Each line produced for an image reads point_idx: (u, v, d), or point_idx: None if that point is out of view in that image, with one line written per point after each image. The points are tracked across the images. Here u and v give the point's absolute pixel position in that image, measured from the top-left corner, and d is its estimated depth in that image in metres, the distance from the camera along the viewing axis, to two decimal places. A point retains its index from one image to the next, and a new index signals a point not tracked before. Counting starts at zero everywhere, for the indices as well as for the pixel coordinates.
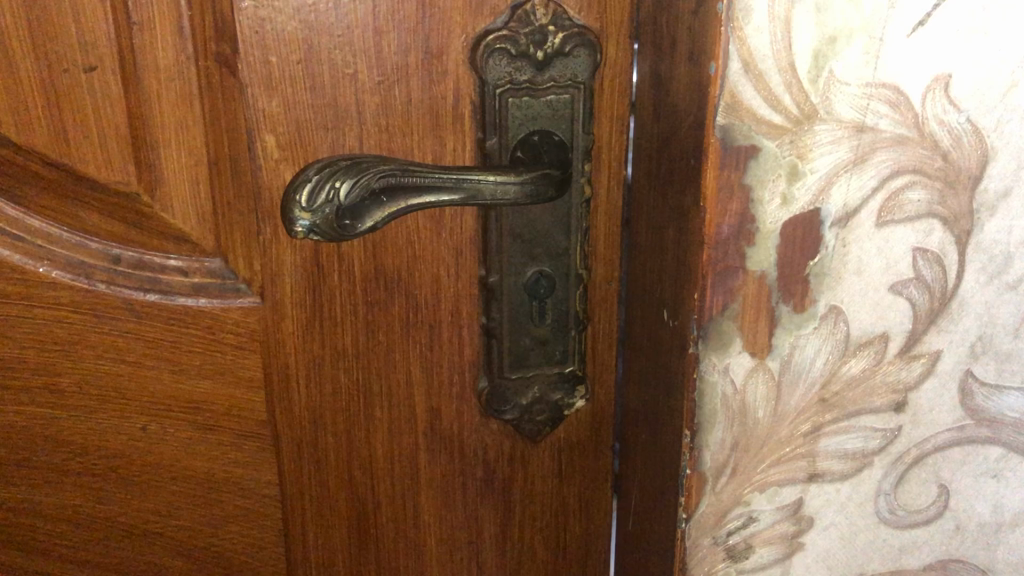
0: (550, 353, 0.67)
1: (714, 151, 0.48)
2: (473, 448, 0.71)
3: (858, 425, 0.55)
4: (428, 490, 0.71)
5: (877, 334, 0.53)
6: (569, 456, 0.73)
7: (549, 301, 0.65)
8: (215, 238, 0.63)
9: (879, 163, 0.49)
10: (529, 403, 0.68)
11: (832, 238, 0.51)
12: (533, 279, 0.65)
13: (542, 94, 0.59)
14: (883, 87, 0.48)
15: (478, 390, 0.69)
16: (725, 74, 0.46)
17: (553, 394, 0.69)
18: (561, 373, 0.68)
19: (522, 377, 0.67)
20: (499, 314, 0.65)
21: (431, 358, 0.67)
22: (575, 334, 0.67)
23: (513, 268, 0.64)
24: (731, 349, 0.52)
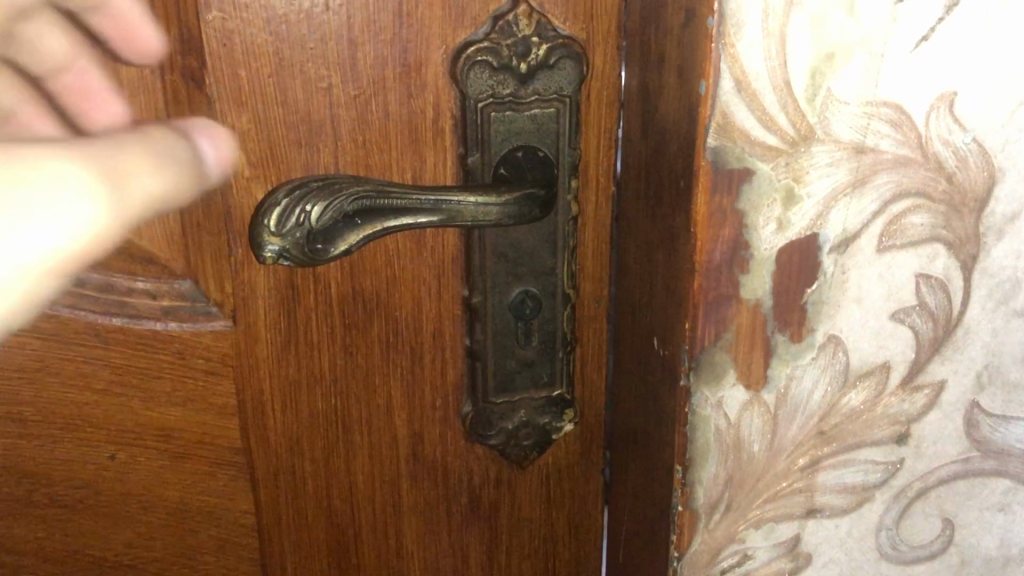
0: (536, 376, 0.64)
1: (705, 174, 0.45)
2: (458, 475, 0.68)
3: (858, 459, 0.53)
4: (411, 516, 0.68)
5: (878, 365, 0.51)
6: (557, 479, 0.70)
7: (535, 322, 0.62)
8: (185, 259, 0.59)
9: (881, 185, 0.47)
10: (515, 428, 0.65)
11: (831, 265, 0.48)
12: (518, 300, 0.62)
13: (525, 108, 0.55)
14: (884, 106, 0.45)
15: (461, 415, 0.66)
16: (716, 93, 0.44)
17: (540, 417, 0.66)
18: (549, 396, 0.65)
19: (508, 401, 0.64)
20: (482, 336, 0.62)
21: (413, 383, 0.64)
22: (563, 355, 0.64)
23: (497, 288, 0.61)
24: (724, 382, 0.49)
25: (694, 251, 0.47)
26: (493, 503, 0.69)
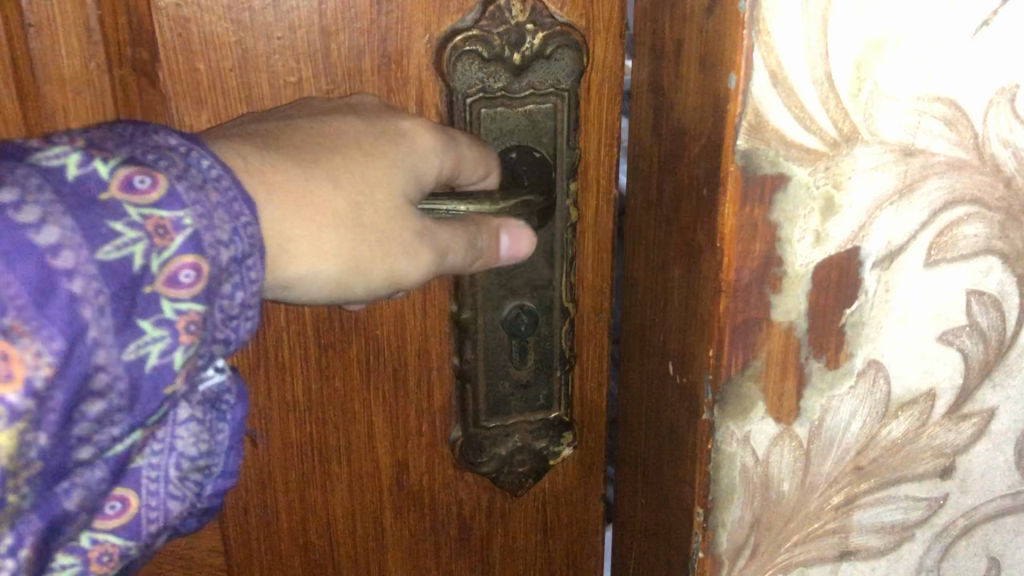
0: (532, 398, 0.54)
1: (733, 181, 0.39)
2: (447, 511, 0.57)
3: (898, 495, 0.47)
4: (396, 552, 0.58)
5: (923, 392, 0.45)
6: (554, 505, 0.59)
7: (530, 339, 0.53)
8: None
9: (932, 191, 0.41)
10: (509, 454, 0.55)
11: (873, 282, 0.42)
12: (513, 316, 0.52)
13: (518, 103, 0.47)
14: (936, 102, 0.39)
15: (451, 440, 0.55)
16: (746, 88, 0.38)
17: (535, 442, 0.56)
18: (546, 421, 0.55)
19: (501, 426, 0.54)
20: (473, 355, 0.52)
21: (398, 407, 0.54)
22: (561, 373, 0.54)
23: (489, 304, 0.51)
24: (752, 415, 0.44)
25: (720, 269, 0.41)
26: (489, 547, 0.59)
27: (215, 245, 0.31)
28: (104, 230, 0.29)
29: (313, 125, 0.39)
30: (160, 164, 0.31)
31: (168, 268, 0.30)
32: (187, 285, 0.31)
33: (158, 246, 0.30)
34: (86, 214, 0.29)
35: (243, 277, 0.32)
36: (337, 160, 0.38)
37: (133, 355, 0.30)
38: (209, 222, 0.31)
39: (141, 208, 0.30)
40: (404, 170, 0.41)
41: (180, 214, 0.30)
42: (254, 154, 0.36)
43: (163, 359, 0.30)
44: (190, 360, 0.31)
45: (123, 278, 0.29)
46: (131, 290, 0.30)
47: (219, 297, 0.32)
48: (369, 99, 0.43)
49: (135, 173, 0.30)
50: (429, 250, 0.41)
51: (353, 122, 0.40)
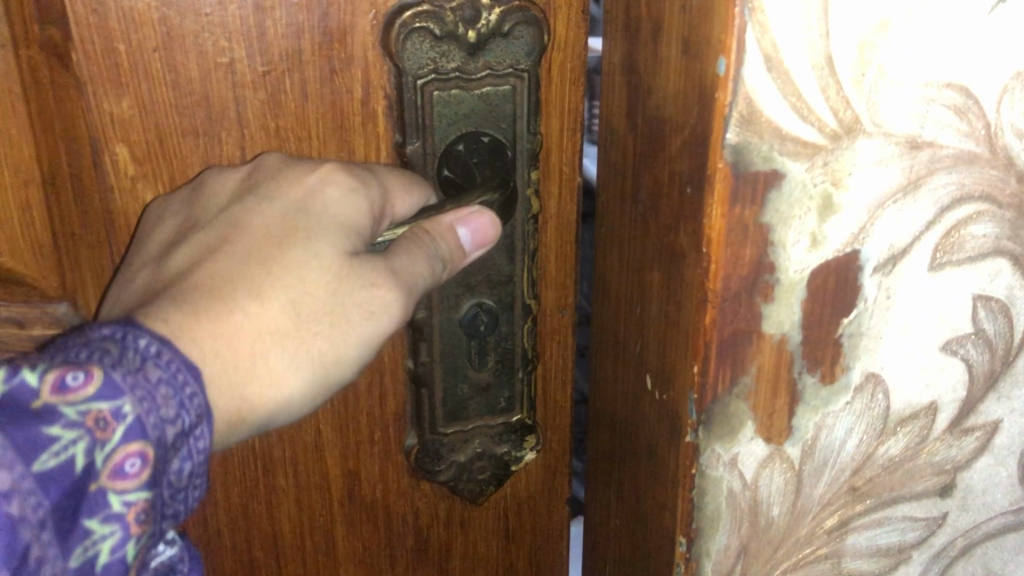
0: (491, 402, 0.48)
1: (722, 179, 0.35)
2: (402, 525, 0.50)
3: (895, 516, 0.43)
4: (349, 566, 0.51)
5: (923, 406, 0.41)
6: (517, 514, 0.52)
7: (490, 340, 0.46)
8: (59, 275, 0.42)
9: (938, 187, 0.37)
10: (466, 462, 0.48)
11: (874, 289, 0.38)
12: (470, 319, 0.45)
13: (474, 86, 0.41)
14: (946, 89, 0.35)
15: (407, 449, 0.48)
16: (738, 74, 0.33)
17: (496, 448, 0.49)
18: (506, 429, 0.48)
19: (458, 432, 0.48)
20: (429, 361, 0.46)
21: (350, 419, 0.47)
22: (523, 376, 0.48)
23: (447, 306, 0.45)
24: (740, 435, 0.39)
25: (706, 277, 0.36)
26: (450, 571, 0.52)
27: (160, 424, 0.29)
28: (40, 438, 0.26)
29: (218, 240, 0.36)
30: (91, 357, 0.28)
31: (111, 463, 0.28)
32: (135, 472, 0.28)
33: (100, 440, 0.27)
34: (19, 426, 0.26)
35: (192, 448, 0.30)
36: (262, 266, 0.35)
37: (81, 558, 0.27)
38: (153, 409, 0.28)
39: (78, 406, 0.27)
40: (335, 225, 0.37)
41: (119, 402, 0.28)
42: (174, 310, 0.32)
43: (117, 555, 0.28)
44: (146, 540, 0.29)
45: (67, 483, 0.27)
46: (74, 495, 0.27)
47: (167, 473, 0.30)
48: (273, 160, 0.38)
49: (66, 371, 0.27)
50: (403, 292, 0.37)
51: (258, 210, 0.36)
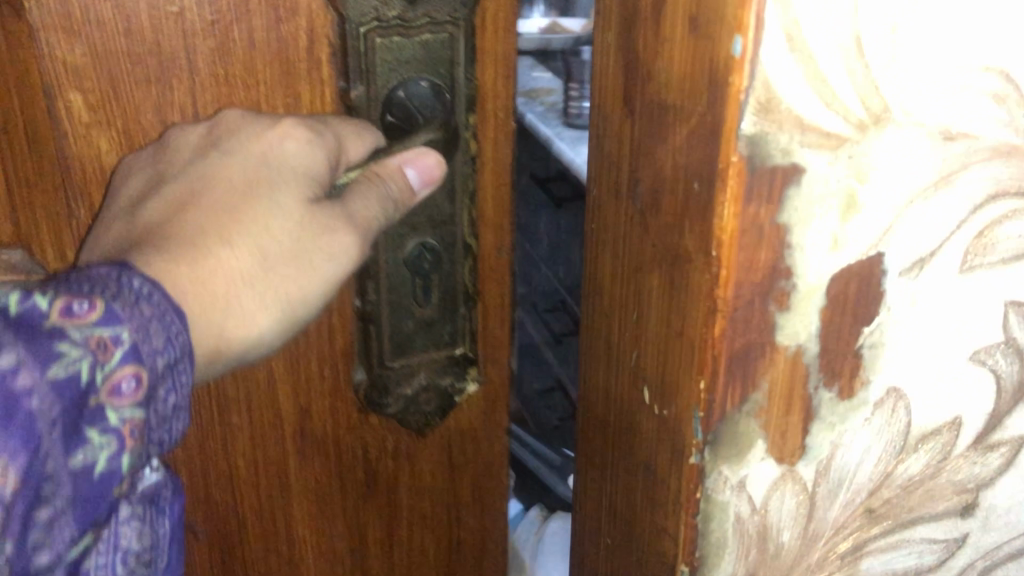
0: (435, 336, 0.42)
1: (735, 175, 0.30)
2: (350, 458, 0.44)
3: (913, 539, 0.40)
4: (300, 508, 0.44)
5: (948, 421, 0.38)
6: (465, 447, 0.46)
7: (434, 278, 0.41)
8: (13, 218, 0.36)
9: (971, 183, 0.34)
10: (414, 394, 0.43)
11: (898, 295, 0.35)
12: (416, 251, 0.40)
13: (416, 33, 0.36)
14: (984, 73, 0.32)
15: (355, 386, 0.42)
16: (756, 57, 0.29)
17: (441, 380, 0.43)
18: (455, 367, 0.43)
19: (402, 368, 0.42)
20: (376, 297, 0.40)
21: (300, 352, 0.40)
22: (465, 311, 0.42)
23: (391, 239, 0.39)
24: (749, 455, 0.36)
25: (715, 284, 0.32)
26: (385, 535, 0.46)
27: (154, 354, 0.26)
28: (48, 347, 0.24)
29: (177, 204, 0.32)
30: (91, 289, 0.26)
31: (110, 380, 0.25)
32: (130, 393, 0.25)
33: (100, 360, 0.25)
34: (25, 339, 0.24)
35: (179, 381, 0.27)
36: (229, 219, 0.32)
37: (80, 463, 0.25)
38: (149, 336, 0.26)
39: (82, 330, 0.25)
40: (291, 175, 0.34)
41: (119, 328, 0.25)
42: (153, 255, 0.30)
43: (114, 464, 0.25)
44: (137, 463, 0.26)
45: (73, 396, 0.24)
46: (75, 411, 0.24)
47: (154, 403, 0.27)
48: (234, 115, 0.34)
49: (71, 299, 0.25)
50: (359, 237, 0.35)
51: (224, 166, 0.33)
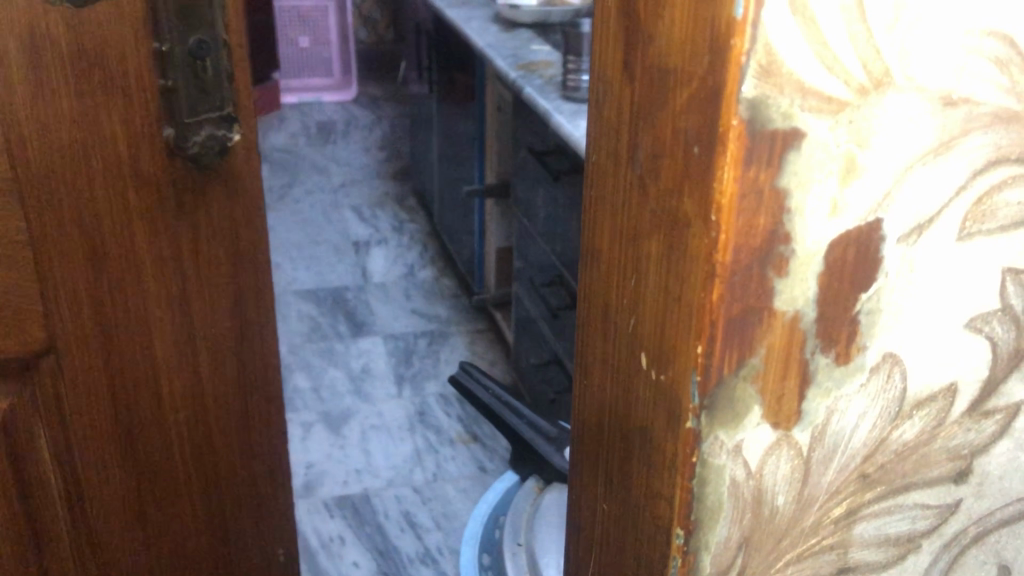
0: (207, 101, 0.54)
1: (735, 139, 0.30)
2: (173, 198, 0.56)
3: (906, 504, 0.40)
4: (149, 245, 0.57)
5: (942, 388, 0.38)
6: (234, 183, 0.58)
7: (208, 60, 0.53)
8: None
9: (971, 149, 0.34)
10: (198, 146, 0.55)
11: (896, 262, 0.35)
12: (197, 45, 0.52)
13: None
14: (988, 38, 0.32)
15: (162, 140, 0.54)
16: (757, 20, 0.29)
17: (217, 135, 0.56)
18: (229, 127, 0.56)
19: (188, 124, 0.54)
20: (172, 73, 0.52)
21: (129, 110, 0.53)
22: (228, 85, 0.54)
23: (175, 26, 0.51)
24: (744, 421, 0.36)
25: (713, 249, 0.32)
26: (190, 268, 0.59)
27: None
28: None
29: None
30: None
31: None
32: None
33: None
34: None
35: None
36: None
37: None
38: None
39: None
40: None
41: None
42: None
43: None
44: None
45: None
46: None
47: None
48: None
49: None
50: None
51: None
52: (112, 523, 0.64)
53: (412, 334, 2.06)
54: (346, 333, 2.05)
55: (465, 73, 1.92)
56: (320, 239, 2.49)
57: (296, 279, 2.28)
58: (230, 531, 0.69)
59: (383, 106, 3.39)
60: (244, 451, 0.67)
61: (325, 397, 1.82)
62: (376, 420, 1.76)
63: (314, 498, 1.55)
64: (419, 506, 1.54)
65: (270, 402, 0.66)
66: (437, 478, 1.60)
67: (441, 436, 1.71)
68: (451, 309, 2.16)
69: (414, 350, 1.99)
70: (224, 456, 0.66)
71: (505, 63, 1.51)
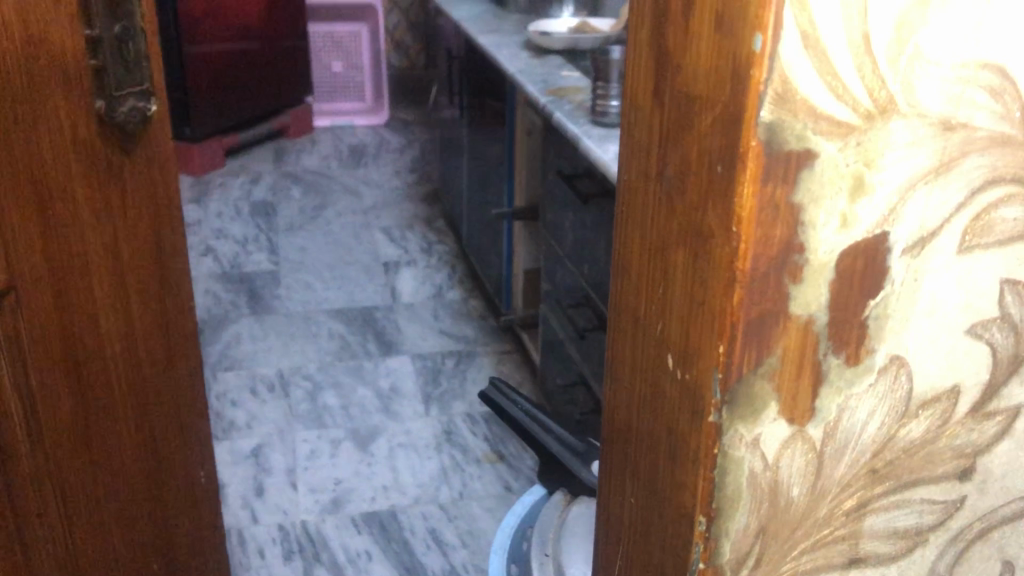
0: (130, 79, 0.59)
1: (754, 158, 0.34)
2: (103, 158, 0.60)
3: (913, 498, 0.44)
4: (88, 202, 0.60)
5: (947, 389, 0.41)
6: (143, 148, 0.63)
7: (129, 44, 0.59)
8: None
9: (969, 170, 0.37)
10: (123, 119, 0.60)
11: (902, 271, 0.38)
12: (123, 31, 0.58)
13: None
14: (983, 69, 0.36)
15: (95, 112, 0.59)
16: (774, 52, 0.33)
17: (138, 110, 0.61)
18: (146, 100, 0.61)
19: (116, 100, 0.59)
20: (102, 56, 0.57)
21: (70, 85, 0.56)
22: (144, 65, 0.60)
23: (105, 15, 0.57)
24: (762, 417, 0.39)
25: (735, 257, 0.36)
26: (119, 222, 0.63)
27: None
28: None
29: None
30: None
31: None
32: None
33: None
34: None
35: None
36: None
37: None
38: None
39: None
40: None
41: None
42: None
43: None
44: None
45: None
46: None
47: None
48: None
49: None
50: None
51: None
52: (78, 490, 0.64)
53: (440, 353, 2.10)
54: (375, 352, 2.10)
55: (496, 97, 1.97)
56: (350, 260, 2.54)
57: (327, 299, 2.33)
58: (170, 485, 0.72)
59: (413, 131, 3.45)
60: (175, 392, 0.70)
61: (354, 415, 1.86)
62: (404, 438, 1.79)
63: (342, 514, 1.59)
64: (446, 524, 1.56)
65: (188, 340, 0.71)
66: (463, 497, 1.63)
67: (468, 455, 1.74)
68: (478, 330, 2.20)
69: (442, 369, 2.03)
70: (157, 400, 0.69)
71: (536, 89, 1.56)
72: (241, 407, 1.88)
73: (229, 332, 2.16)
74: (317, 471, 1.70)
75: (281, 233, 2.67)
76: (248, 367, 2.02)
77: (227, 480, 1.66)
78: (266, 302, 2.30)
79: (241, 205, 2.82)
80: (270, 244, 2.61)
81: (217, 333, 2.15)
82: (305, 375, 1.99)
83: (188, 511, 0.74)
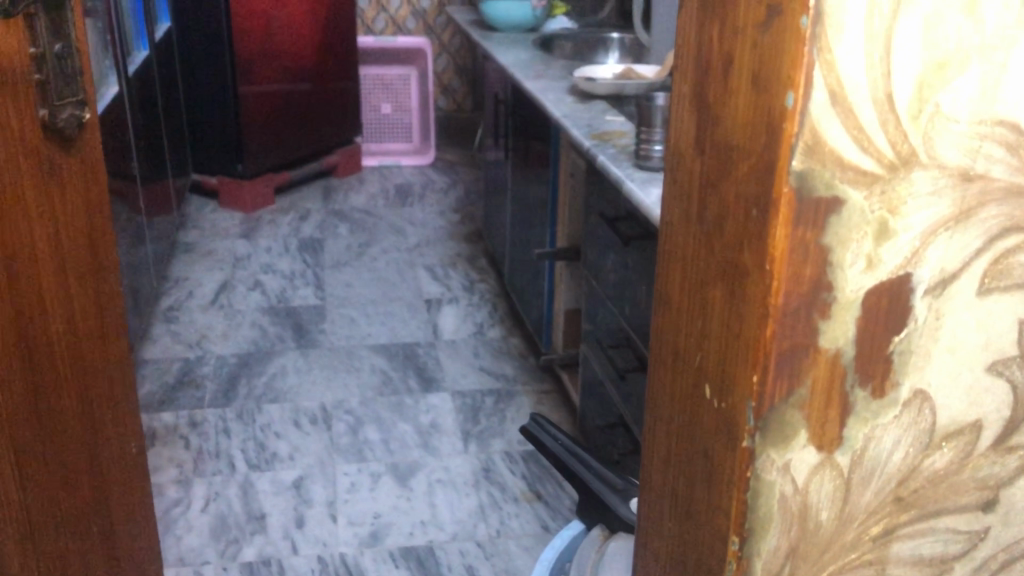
0: (71, 85, 0.66)
1: (786, 204, 0.38)
2: (53, 169, 0.66)
3: (939, 527, 0.46)
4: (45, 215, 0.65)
5: (969, 423, 0.44)
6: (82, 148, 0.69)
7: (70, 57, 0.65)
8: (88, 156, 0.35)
9: (987, 218, 0.40)
10: (70, 126, 0.66)
11: (924, 310, 0.41)
12: (63, 49, 0.64)
13: None
14: (999, 126, 0.39)
15: (44, 122, 0.64)
16: (805, 108, 0.36)
17: (80, 114, 0.67)
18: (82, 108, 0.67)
19: (63, 111, 0.65)
20: (49, 72, 0.63)
21: (19, 99, 0.61)
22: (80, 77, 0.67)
23: (50, 32, 0.63)
24: (793, 444, 0.42)
25: (768, 294, 0.39)
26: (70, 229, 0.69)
27: None
28: None
29: None
30: None
31: None
32: None
33: None
34: None
35: None
36: None
37: None
38: None
39: None
40: None
41: None
42: None
43: None
44: None
45: None
46: None
47: None
48: None
49: None
50: None
51: None
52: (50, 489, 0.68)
53: (479, 391, 2.13)
54: (416, 388, 2.14)
55: (540, 140, 2.02)
56: (394, 297, 2.59)
57: (371, 334, 2.38)
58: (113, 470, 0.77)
59: (458, 172, 3.52)
60: (110, 381, 0.76)
61: (394, 449, 1.90)
62: (443, 474, 1.82)
63: (380, 547, 1.62)
64: (482, 561, 1.58)
65: (120, 329, 0.77)
66: (500, 535, 1.65)
67: (506, 493, 1.76)
68: (518, 369, 2.23)
69: (481, 407, 2.06)
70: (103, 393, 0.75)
71: (581, 133, 1.60)
72: (284, 439, 1.92)
73: (274, 364, 2.22)
74: (357, 504, 1.73)
75: (327, 269, 2.73)
76: (292, 400, 2.07)
77: (269, 510, 1.71)
78: (312, 337, 2.36)
79: (289, 242, 2.89)
80: (317, 279, 2.67)
81: (263, 365, 2.21)
82: (347, 409, 2.04)
83: (126, 485, 0.80)
